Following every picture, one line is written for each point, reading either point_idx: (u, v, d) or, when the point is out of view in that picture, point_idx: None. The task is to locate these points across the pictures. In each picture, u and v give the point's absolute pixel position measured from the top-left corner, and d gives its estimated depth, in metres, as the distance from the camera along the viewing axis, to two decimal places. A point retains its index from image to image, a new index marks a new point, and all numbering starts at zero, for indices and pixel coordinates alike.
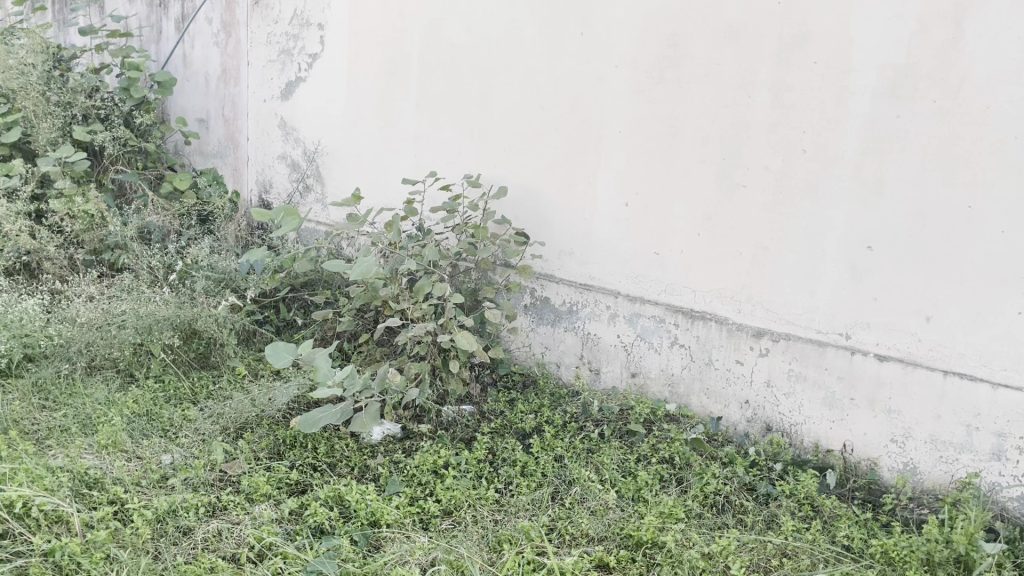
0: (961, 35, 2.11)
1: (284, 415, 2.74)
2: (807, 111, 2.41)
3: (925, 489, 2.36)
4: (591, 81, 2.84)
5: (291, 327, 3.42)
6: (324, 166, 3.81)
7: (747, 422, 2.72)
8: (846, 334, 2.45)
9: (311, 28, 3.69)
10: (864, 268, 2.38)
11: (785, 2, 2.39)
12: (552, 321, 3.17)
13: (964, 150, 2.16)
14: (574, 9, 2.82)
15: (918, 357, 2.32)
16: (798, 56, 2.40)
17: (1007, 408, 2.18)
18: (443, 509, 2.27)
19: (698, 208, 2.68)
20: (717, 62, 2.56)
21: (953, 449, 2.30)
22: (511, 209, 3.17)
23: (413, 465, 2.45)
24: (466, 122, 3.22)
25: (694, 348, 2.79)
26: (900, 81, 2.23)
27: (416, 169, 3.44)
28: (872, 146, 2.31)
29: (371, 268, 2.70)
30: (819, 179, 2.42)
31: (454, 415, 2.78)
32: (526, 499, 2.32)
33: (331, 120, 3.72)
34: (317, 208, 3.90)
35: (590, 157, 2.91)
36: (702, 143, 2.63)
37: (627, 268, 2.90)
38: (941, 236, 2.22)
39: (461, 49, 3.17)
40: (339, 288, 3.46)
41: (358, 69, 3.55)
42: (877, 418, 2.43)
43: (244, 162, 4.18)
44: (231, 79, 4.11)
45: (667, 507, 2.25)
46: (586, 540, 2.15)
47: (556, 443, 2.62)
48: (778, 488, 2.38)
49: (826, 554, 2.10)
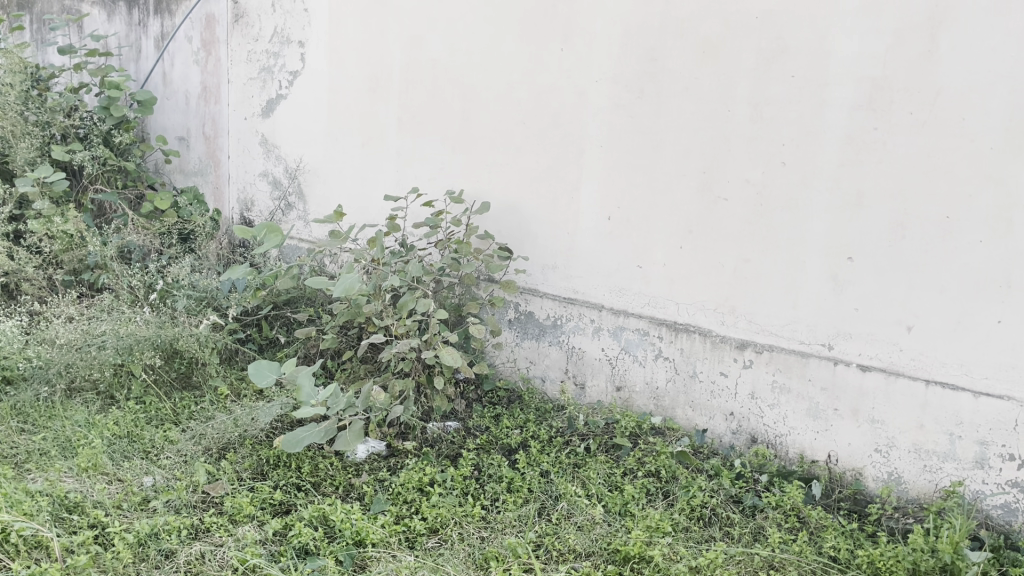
0: (935, 49, 2.14)
1: (268, 435, 2.71)
2: (785, 123, 2.43)
3: (910, 498, 2.37)
4: (572, 95, 2.86)
5: (274, 345, 3.41)
6: (306, 182, 3.80)
7: (732, 434, 2.72)
8: (829, 345, 2.46)
9: (291, 45, 3.69)
10: (845, 279, 2.39)
11: (762, 16, 2.42)
12: (536, 335, 3.16)
13: (941, 162, 2.18)
14: (554, 25, 2.84)
15: (900, 367, 2.33)
16: (776, 70, 2.42)
17: (989, 417, 2.20)
18: (429, 527, 2.25)
19: (679, 221, 2.69)
20: (696, 76, 2.57)
21: (936, 459, 2.31)
22: (493, 224, 3.17)
23: (398, 483, 2.44)
24: (447, 137, 3.22)
25: (679, 361, 2.79)
26: (877, 94, 2.26)
27: (397, 185, 3.43)
28: (850, 156, 2.33)
29: (354, 284, 2.70)
30: (799, 191, 2.44)
31: (438, 432, 2.77)
32: (513, 516, 2.31)
33: (313, 137, 3.72)
34: (299, 225, 3.89)
35: (572, 172, 2.91)
36: (682, 156, 2.65)
37: (610, 282, 2.91)
38: (921, 246, 2.24)
39: (442, 66, 3.17)
40: (322, 306, 3.44)
41: (338, 87, 3.55)
42: (861, 427, 2.44)
43: (226, 180, 4.16)
44: (212, 97, 4.11)
45: (654, 520, 2.24)
46: (574, 556, 2.14)
47: (542, 458, 2.61)
48: (764, 500, 2.39)
49: (814, 566, 2.10)
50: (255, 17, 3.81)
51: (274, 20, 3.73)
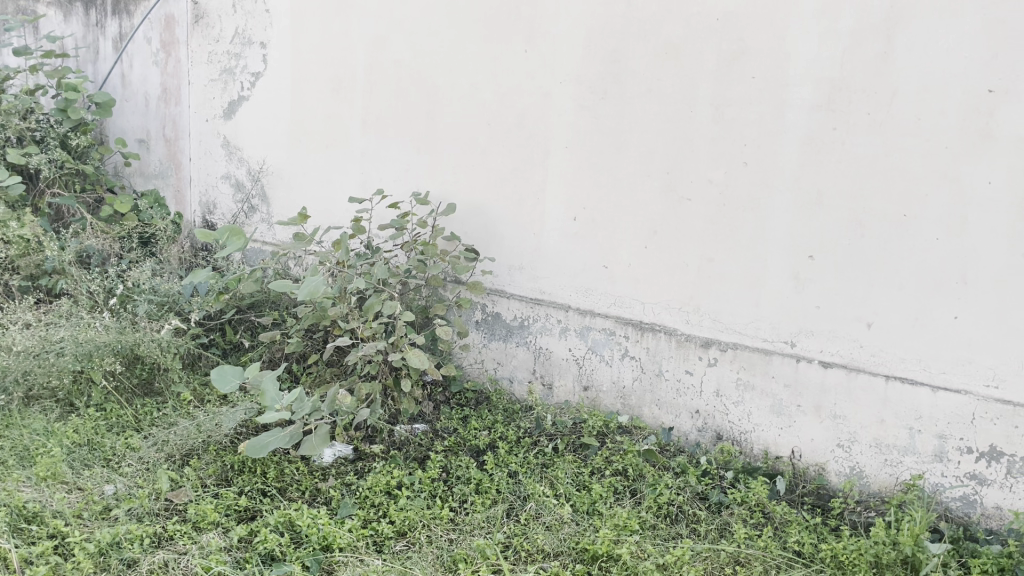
0: (891, 50, 2.18)
1: (232, 440, 2.68)
2: (746, 124, 2.46)
3: (872, 491, 2.41)
4: (536, 96, 2.86)
5: (238, 349, 3.37)
6: (270, 185, 3.77)
7: (697, 432, 2.74)
8: (791, 342, 2.49)
9: (253, 46, 3.65)
10: (806, 277, 2.43)
11: (723, 18, 2.44)
12: (503, 336, 3.16)
13: (898, 161, 2.22)
14: (518, 26, 2.85)
15: (861, 363, 2.37)
16: (737, 71, 2.45)
17: (947, 411, 2.25)
18: (397, 530, 2.24)
19: (644, 221, 2.71)
20: (659, 77, 2.59)
21: (897, 452, 2.35)
22: (459, 225, 3.17)
23: (366, 486, 2.42)
24: (412, 139, 3.21)
25: (645, 360, 2.81)
26: (835, 95, 2.29)
27: (362, 186, 3.41)
28: (810, 156, 2.36)
29: (319, 286, 2.68)
30: (761, 191, 2.47)
31: (406, 435, 2.75)
32: (481, 517, 2.30)
33: (276, 139, 3.68)
34: (263, 227, 3.85)
35: (537, 172, 2.92)
36: (646, 157, 2.67)
37: (576, 282, 2.92)
38: (880, 245, 2.29)
39: (406, 67, 3.16)
40: (287, 309, 3.41)
41: (301, 88, 3.52)
42: (823, 423, 2.48)
43: (187, 183, 4.11)
44: (172, 98, 4.05)
45: (622, 519, 2.26)
46: (542, 556, 2.15)
47: (510, 459, 2.61)
48: (729, 496, 2.41)
49: (778, 561, 2.13)
50: (216, 17, 3.77)
51: (235, 21, 3.70)
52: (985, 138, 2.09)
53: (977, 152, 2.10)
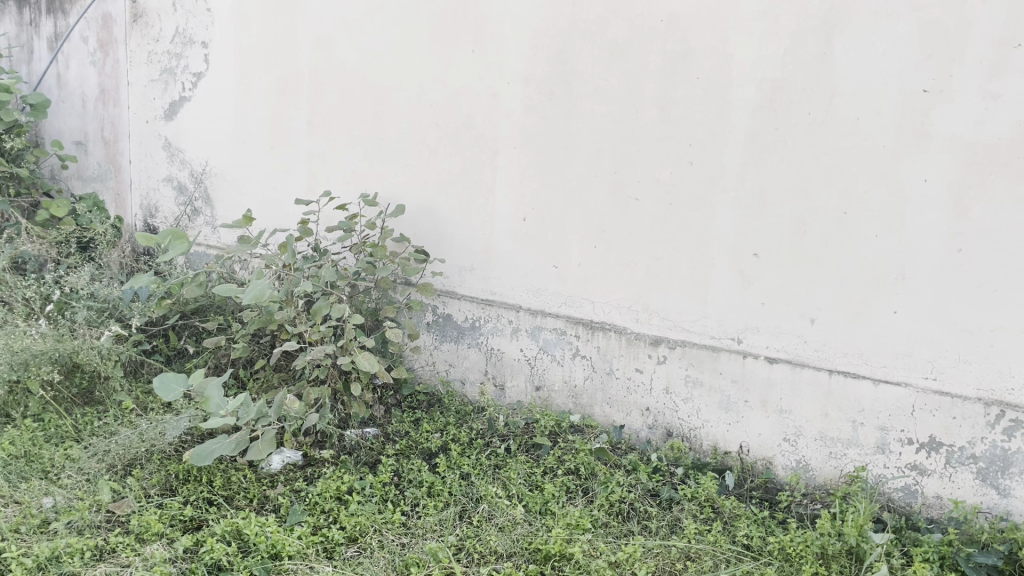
0: (830, 51, 2.23)
1: (177, 449, 2.61)
2: (692, 124, 2.48)
3: (817, 484, 2.45)
4: (483, 97, 2.86)
5: (182, 356, 3.30)
6: (213, 187, 3.69)
7: (648, 429, 2.76)
8: (738, 339, 2.53)
9: (194, 46, 3.58)
10: (750, 274, 2.47)
11: (667, 19, 2.46)
12: (454, 337, 3.14)
13: (838, 160, 2.27)
14: (464, 27, 2.84)
15: (805, 358, 2.42)
16: (681, 72, 2.47)
17: (888, 403, 2.31)
18: (347, 536, 2.22)
19: (593, 221, 2.73)
20: (606, 77, 2.61)
21: (841, 445, 2.40)
22: (409, 227, 3.14)
23: (315, 492, 2.39)
24: (359, 139, 3.18)
25: (595, 359, 2.82)
26: (777, 95, 2.33)
27: (309, 188, 3.37)
28: (754, 156, 2.40)
29: (265, 290, 2.64)
30: (706, 190, 2.50)
31: (356, 439, 2.72)
32: (433, 521, 2.28)
33: (219, 141, 3.61)
34: (207, 231, 3.77)
35: (486, 173, 2.91)
36: (594, 157, 2.68)
37: (526, 283, 2.91)
38: (822, 242, 2.33)
39: (352, 67, 3.13)
40: (233, 314, 3.34)
41: (244, 88, 3.46)
42: (769, 417, 2.51)
43: (128, 186, 4.01)
44: (111, 99, 3.95)
45: (574, 518, 2.26)
46: (494, 557, 2.14)
47: (462, 461, 2.59)
48: (680, 492, 2.43)
49: (727, 555, 2.15)
50: (155, 17, 3.68)
51: (175, 20, 3.61)
52: (921, 137, 2.14)
53: (913, 150, 2.16)
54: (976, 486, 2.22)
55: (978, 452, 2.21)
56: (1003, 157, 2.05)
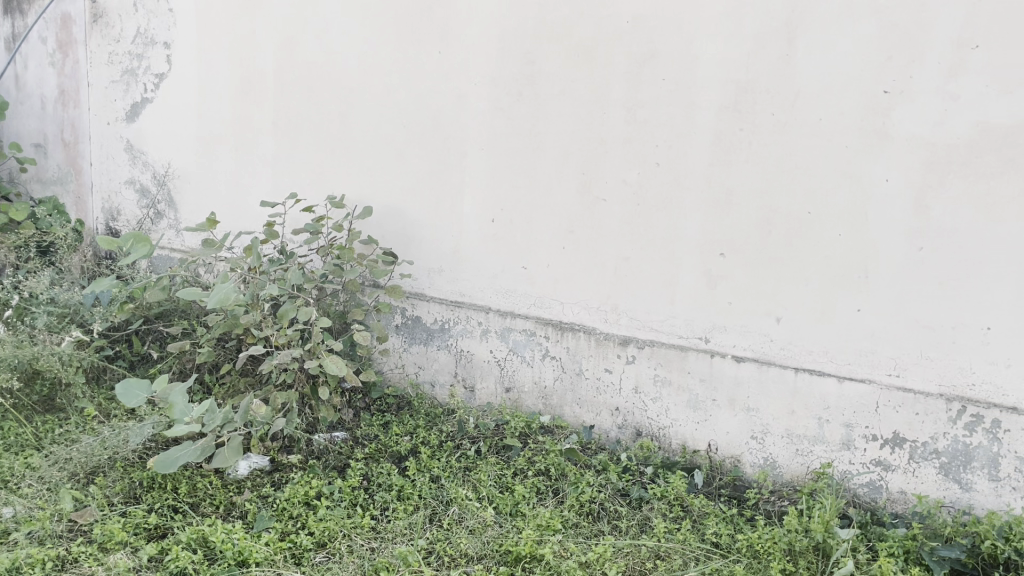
0: (793, 52, 2.25)
1: (141, 456, 2.56)
2: (658, 125, 2.50)
3: (785, 481, 2.48)
4: (451, 98, 2.85)
5: (146, 361, 3.25)
6: (177, 189, 3.64)
7: (618, 429, 2.77)
8: (705, 338, 2.54)
9: (156, 47, 3.52)
10: (717, 274, 2.49)
11: (632, 21, 2.47)
12: (424, 339, 3.12)
13: (802, 160, 2.29)
14: (430, 28, 2.82)
15: (772, 356, 2.44)
16: (647, 73, 2.48)
17: (853, 400, 2.34)
18: (316, 541, 2.19)
19: (562, 222, 2.73)
20: (572, 79, 2.61)
21: (807, 442, 2.43)
22: (376, 229, 3.12)
23: (283, 498, 2.36)
24: (325, 141, 3.15)
25: (564, 359, 2.82)
26: (741, 96, 2.35)
27: (275, 191, 3.33)
28: (720, 156, 2.41)
29: (230, 293, 2.60)
30: (673, 191, 2.51)
31: (325, 444, 2.69)
32: (403, 524, 2.27)
33: (182, 142, 3.56)
34: (171, 234, 3.72)
35: (454, 174, 2.90)
36: (562, 158, 2.68)
37: (495, 284, 2.91)
38: (787, 241, 2.35)
39: (317, 68, 3.10)
40: (198, 318, 3.29)
41: (207, 89, 3.42)
42: (737, 416, 2.53)
43: (89, 189, 3.94)
44: (71, 101, 3.88)
45: (545, 519, 2.26)
46: (465, 560, 2.13)
47: (432, 464, 2.58)
48: (650, 491, 2.44)
49: (696, 553, 2.16)
50: (116, 17, 3.62)
51: (136, 20, 3.56)
52: (882, 137, 2.17)
53: (875, 151, 2.19)
54: (939, 481, 2.26)
55: (940, 447, 2.24)
56: (962, 157, 2.08)
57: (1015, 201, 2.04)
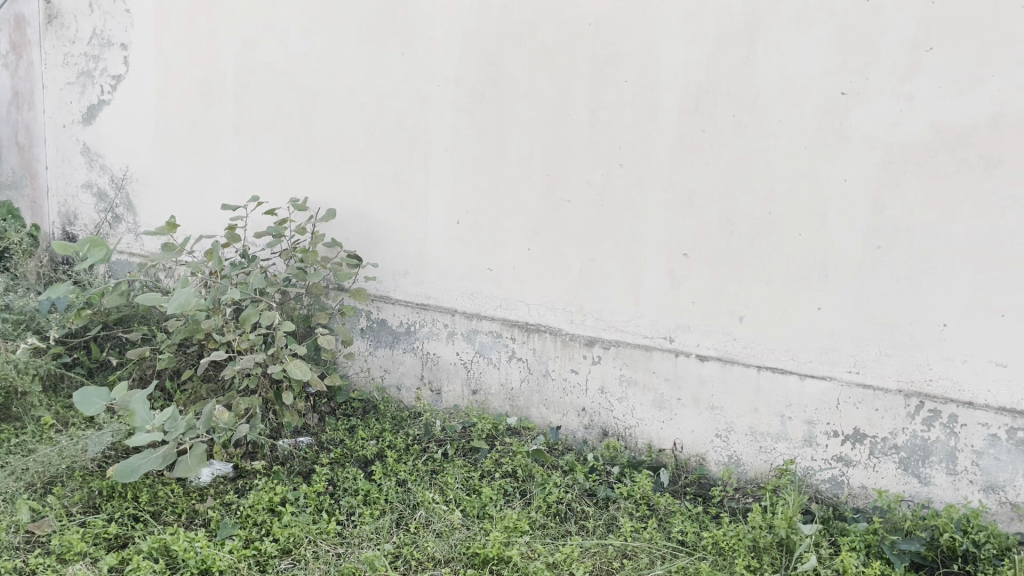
0: (752, 55, 2.28)
1: (100, 465, 2.51)
2: (621, 127, 2.51)
3: (749, 478, 2.50)
4: (414, 100, 2.84)
5: (105, 368, 3.19)
6: (136, 193, 3.58)
7: (584, 429, 2.77)
8: (670, 338, 2.56)
9: (113, 48, 3.46)
10: (681, 274, 2.50)
11: (595, 23, 2.48)
12: (389, 342, 3.10)
13: (763, 161, 2.32)
14: (393, 29, 2.81)
15: (735, 355, 2.46)
16: (610, 75, 2.49)
17: (815, 397, 2.37)
18: (281, 548, 2.17)
19: (526, 224, 2.73)
20: (535, 80, 2.61)
21: (770, 439, 2.46)
22: (340, 232, 3.10)
23: (247, 505, 2.33)
24: (287, 143, 3.12)
25: (531, 360, 2.82)
26: (702, 98, 2.37)
27: (236, 194, 3.29)
28: (682, 157, 2.43)
29: (191, 298, 2.57)
30: (636, 192, 2.53)
31: (289, 449, 2.66)
32: (369, 529, 2.25)
33: (140, 145, 3.50)
34: (129, 238, 3.66)
35: (418, 176, 2.89)
36: (526, 160, 2.69)
37: (461, 286, 2.90)
38: (748, 241, 2.38)
39: (278, 70, 3.07)
40: (158, 323, 3.24)
41: (166, 91, 3.37)
42: (701, 414, 2.55)
43: (44, 193, 3.84)
44: (25, 103, 3.77)
45: (512, 521, 2.26)
46: (432, 563, 2.12)
47: (398, 468, 2.56)
48: (616, 491, 2.45)
49: (663, 551, 2.18)
50: (71, 17, 3.56)
51: (92, 21, 3.49)
52: (840, 138, 2.21)
53: (833, 151, 2.22)
54: (899, 475, 2.30)
55: (900, 442, 2.28)
56: (918, 157, 2.13)
57: (969, 200, 2.08)
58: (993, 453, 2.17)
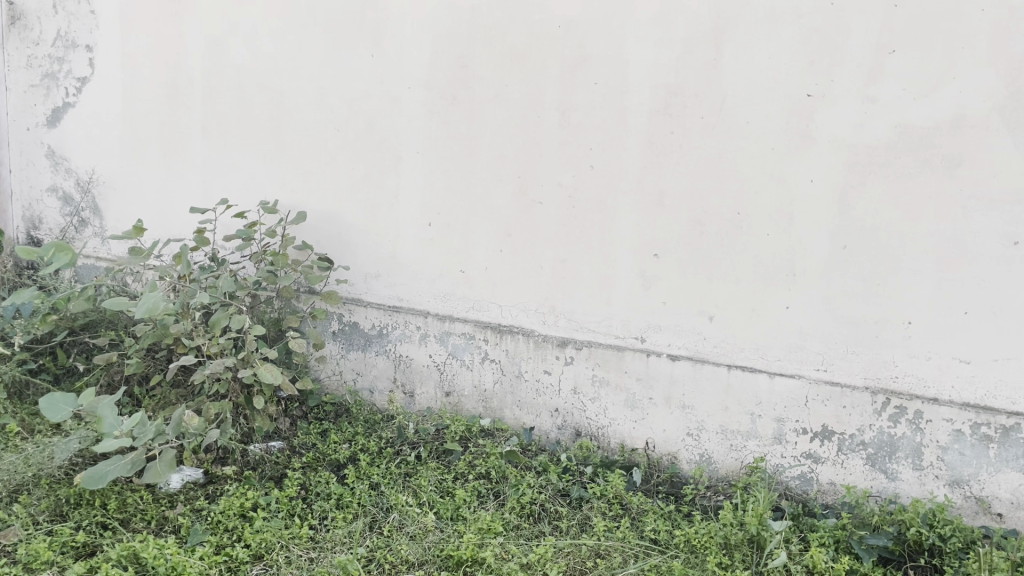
0: (720, 57, 2.30)
1: (67, 472, 2.48)
2: (591, 128, 2.53)
3: (720, 476, 2.53)
4: (384, 102, 2.83)
5: (72, 374, 3.14)
6: (102, 196, 3.53)
7: (557, 430, 2.78)
8: (641, 338, 2.58)
9: (78, 50, 3.42)
10: (652, 274, 2.52)
11: (564, 25, 2.49)
12: (361, 345, 3.09)
13: (731, 162, 2.34)
14: (362, 31, 2.80)
15: (705, 354, 2.49)
16: (580, 78, 2.51)
17: (784, 395, 2.40)
18: (253, 553, 2.16)
19: (498, 226, 2.74)
20: (506, 83, 2.62)
21: (741, 438, 2.49)
22: (311, 234, 3.08)
23: (217, 511, 2.31)
24: (257, 146, 3.10)
25: (504, 362, 2.82)
26: (671, 100, 2.39)
27: (205, 197, 3.26)
28: (651, 159, 2.45)
29: (159, 303, 2.53)
30: (607, 193, 2.54)
31: (261, 454, 2.64)
32: (342, 533, 2.24)
33: (107, 148, 3.46)
34: (96, 242, 3.61)
35: (389, 179, 2.89)
36: (497, 162, 2.69)
37: (433, 288, 2.90)
38: (717, 242, 2.40)
39: (247, 71, 3.05)
40: (126, 328, 3.20)
41: (133, 93, 3.33)
42: (673, 413, 2.58)
43: (8, 197, 3.76)
44: None
45: (486, 522, 2.26)
46: (406, 566, 2.12)
47: (371, 471, 2.55)
48: (589, 491, 2.47)
49: (635, 550, 2.20)
50: (34, 19, 3.50)
51: (56, 22, 3.44)
52: (806, 140, 2.24)
53: (800, 153, 2.25)
54: (866, 471, 2.34)
55: (867, 439, 2.32)
56: (882, 158, 2.16)
57: (933, 200, 2.12)
58: (958, 448, 2.21)
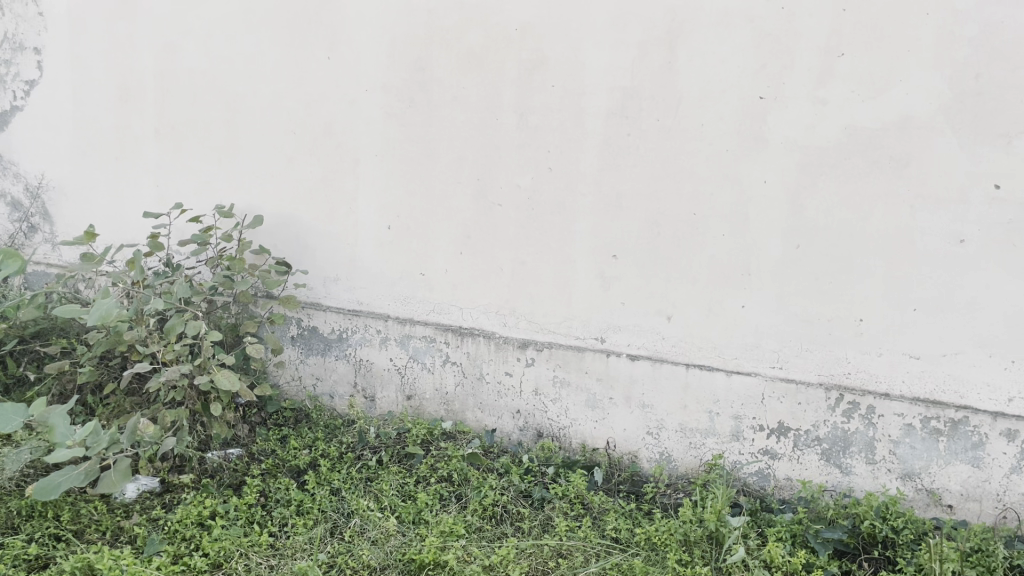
0: (675, 60, 2.33)
1: (18, 483, 2.42)
2: (549, 131, 2.54)
3: (680, 473, 2.56)
4: (342, 105, 2.82)
5: (22, 383, 3.07)
6: (52, 201, 3.46)
7: (519, 431, 2.79)
8: (601, 338, 2.60)
9: (25, 52, 3.32)
10: (611, 275, 2.55)
11: (521, 28, 2.50)
12: (321, 350, 3.07)
13: (687, 163, 2.38)
14: (319, 33, 2.79)
15: (664, 354, 2.52)
16: (538, 81, 2.52)
17: (741, 393, 2.43)
18: (211, 562, 2.13)
19: (458, 228, 2.74)
20: (464, 85, 2.63)
21: (700, 435, 2.52)
22: (268, 238, 3.05)
23: (174, 520, 2.27)
24: (212, 149, 3.06)
25: (465, 364, 2.82)
26: (627, 102, 2.42)
27: (160, 201, 3.21)
28: (609, 161, 2.48)
29: (111, 310, 2.49)
30: (566, 195, 2.56)
31: (219, 461, 2.61)
32: (302, 539, 2.23)
33: (57, 152, 3.39)
34: (46, 249, 3.53)
35: (347, 182, 2.88)
36: (456, 165, 2.70)
37: (393, 291, 2.90)
38: (675, 242, 2.44)
39: (201, 74, 3.01)
40: (79, 336, 3.14)
41: (83, 97, 3.27)
42: (633, 412, 2.60)
43: None
44: None
45: (448, 525, 2.26)
46: (368, 571, 2.12)
47: (332, 476, 2.54)
48: (551, 491, 2.48)
49: (596, 549, 2.21)
50: None
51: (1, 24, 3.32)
52: (760, 141, 2.28)
53: (753, 154, 2.29)
54: (821, 466, 2.38)
55: (821, 434, 2.36)
56: (833, 159, 2.21)
57: (882, 200, 2.18)
58: (909, 442, 2.27)
